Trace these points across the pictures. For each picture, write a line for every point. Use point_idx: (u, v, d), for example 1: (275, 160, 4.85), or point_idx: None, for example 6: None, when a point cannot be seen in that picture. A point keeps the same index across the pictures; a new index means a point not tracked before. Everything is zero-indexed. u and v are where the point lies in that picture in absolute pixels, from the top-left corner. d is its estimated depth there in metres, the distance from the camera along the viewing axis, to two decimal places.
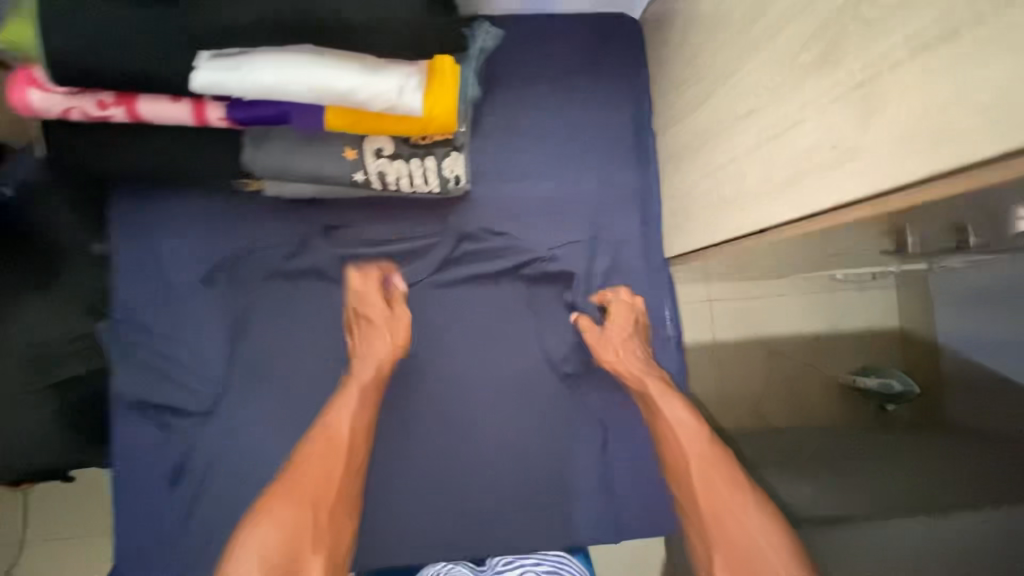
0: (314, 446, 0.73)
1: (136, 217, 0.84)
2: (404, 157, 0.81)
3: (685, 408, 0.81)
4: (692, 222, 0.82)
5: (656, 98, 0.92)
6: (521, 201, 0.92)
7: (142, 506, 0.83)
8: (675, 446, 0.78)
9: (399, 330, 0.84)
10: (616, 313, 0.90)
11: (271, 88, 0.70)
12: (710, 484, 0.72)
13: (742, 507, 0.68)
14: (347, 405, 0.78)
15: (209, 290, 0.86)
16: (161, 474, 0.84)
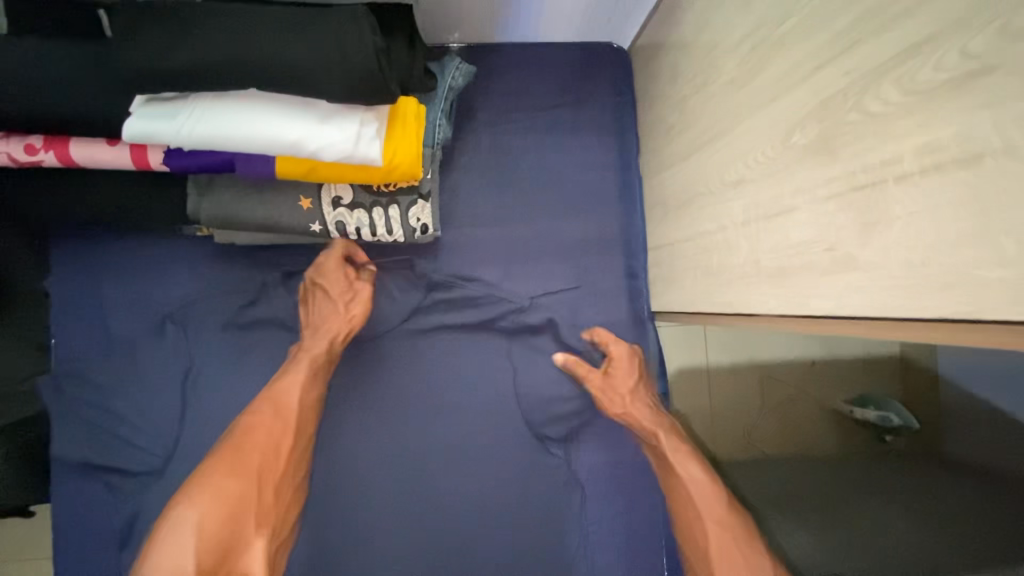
0: (256, 423, 0.68)
1: (81, 262, 0.79)
2: (365, 206, 0.75)
3: (700, 466, 0.75)
4: (677, 282, 0.75)
5: (644, 139, 0.86)
6: (496, 246, 0.85)
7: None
8: (690, 511, 0.72)
9: (351, 323, 0.78)
10: (618, 358, 0.83)
11: (211, 139, 0.63)
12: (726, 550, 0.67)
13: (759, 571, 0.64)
14: (297, 378, 0.72)
15: (155, 342, 0.79)
16: (98, 545, 0.76)
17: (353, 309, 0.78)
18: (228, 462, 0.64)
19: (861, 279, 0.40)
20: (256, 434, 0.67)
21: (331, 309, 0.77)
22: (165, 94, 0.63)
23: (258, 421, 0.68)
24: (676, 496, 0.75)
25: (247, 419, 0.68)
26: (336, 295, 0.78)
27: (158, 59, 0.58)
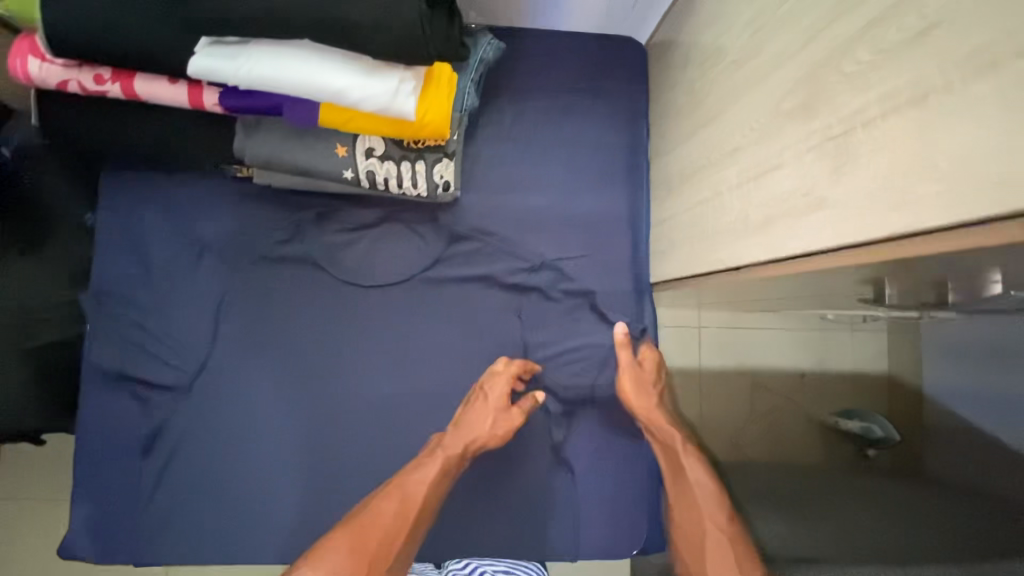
0: (389, 500, 0.74)
1: (124, 191, 0.85)
2: (394, 159, 0.81)
3: (708, 473, 0.80)
4: (675, 251, 0.81)
5: (653, 124, 0.93)
6: (510, 210, 0.91)
7: (98, 481, 0.82)
8: (693, 513, 0.78)
9: (510, 427, 0.84)
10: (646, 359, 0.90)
11: (266, 80, 0.70)
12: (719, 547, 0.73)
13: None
14: (434, 467, 0.78)
15: (189, 273, 0.86)
16: (120, 455, 0.83)
17: (507, 424, 0.84)
18: (361, 539, 0.70)
19: (830, 214, 0.46)
20: (381, 517, 0.72)
21: (644, 398, 0.86)
22: (227, 37, 0.69)
23: (387, 503, 0.74)
24: (686, 502, 0.80)
25: (381, 497, 0.75)
26: (489, 395, 0.84)
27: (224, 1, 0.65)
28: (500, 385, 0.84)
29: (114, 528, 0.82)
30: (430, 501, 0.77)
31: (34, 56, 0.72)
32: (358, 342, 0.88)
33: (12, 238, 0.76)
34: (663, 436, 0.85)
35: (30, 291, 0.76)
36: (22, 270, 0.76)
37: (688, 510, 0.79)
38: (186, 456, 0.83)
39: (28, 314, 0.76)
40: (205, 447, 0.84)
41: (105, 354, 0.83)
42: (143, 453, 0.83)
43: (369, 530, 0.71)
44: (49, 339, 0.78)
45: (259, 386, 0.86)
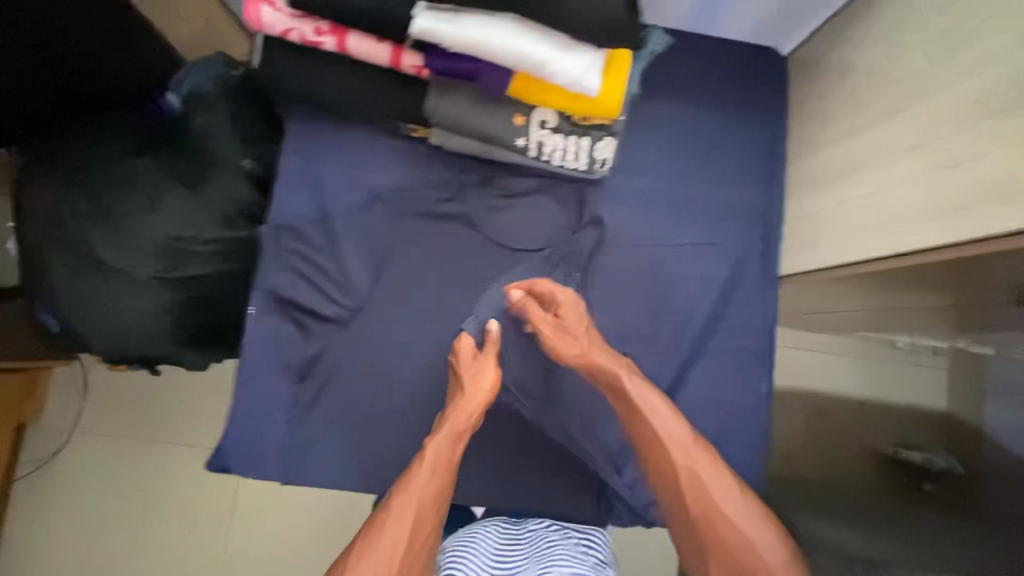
0: (399, 516, 0.76)
1: (307, 136, 0.93)
2: (563, 133, 0.88)
3: (678, 421, 0.84)
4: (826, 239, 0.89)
5: (794, 129, 0.99)
6: (651, 194, 0.98)
7: (261, 395, 0.91)
8: (660, 453, 0.84)
9: (480, 396, 0.85)
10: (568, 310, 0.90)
11: (476, 44, 0.77)
12: (695, 485, 0.80)
13: (729, 515, 0.78)
14: (421, 481, 0.78)
15: (357, 218, 0.94)
16: (283, 375, 0.92)
17: (484, 383, 0.86)
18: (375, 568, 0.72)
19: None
20: (392, 540, 0.74)
21: (572, 344, 0.89)
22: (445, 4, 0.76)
23: (397, 528, 0.75)
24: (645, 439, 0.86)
25: (388, 513, 0.76)
26: (470, 373, 0.86)
27: None
28: (483, 372, 0.87)
29: (270, 441, 0.90)
30: (428, 508, 0.78)
31: (265, 4, 0.79)
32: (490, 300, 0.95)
33: (187, 174, 1.08)
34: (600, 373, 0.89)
35: (180, 219, 1.07)
36: (183, 204, 1.07)
37: (655, 458, 0.85)
38: (339, 384, 0.91)
39: (184, 243, 1.07)
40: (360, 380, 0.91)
41: (281, 284, 0.92)
42: (303, 374, 0.92)
43: (383, 553, 0.73)
44: (198, 268, 1.09)
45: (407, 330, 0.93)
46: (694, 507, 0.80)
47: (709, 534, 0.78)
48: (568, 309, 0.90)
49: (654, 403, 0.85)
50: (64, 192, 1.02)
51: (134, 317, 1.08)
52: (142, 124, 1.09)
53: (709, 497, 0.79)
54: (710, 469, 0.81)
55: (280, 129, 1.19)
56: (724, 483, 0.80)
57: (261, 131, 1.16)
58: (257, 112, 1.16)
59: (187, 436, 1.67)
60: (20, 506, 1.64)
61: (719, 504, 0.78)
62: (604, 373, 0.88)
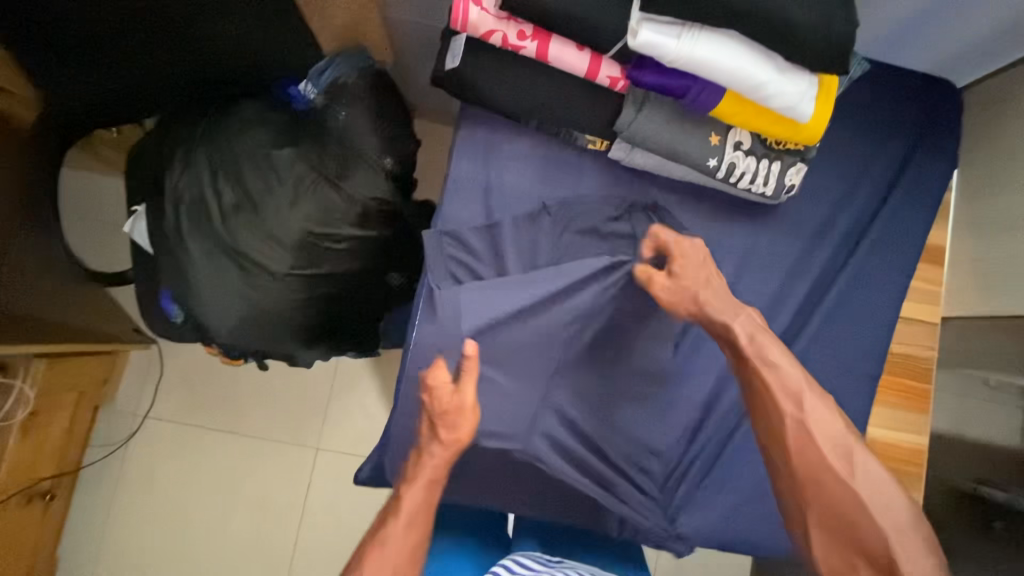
0: (374, 574, 0.69)
1: (483, 141, 0.90)
2: (756, 156, 0.85)
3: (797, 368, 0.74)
4: None
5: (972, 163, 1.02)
6: (822, 222, 0.96)
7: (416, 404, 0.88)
8: (768, 409, 0.74)
9: (456, 445, 0.79)
10: (688, 262, 0.83)
11: (700, 62, 0.73)
12: (809, 438, 0.71)
13: (842, 474, 0.69)
14: (398, 531, 0.72)
15: (527, 229, 0.89)
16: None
17: (457, 432, 0.79)
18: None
19: None
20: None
21: (697, 279, 0.82)
22: (670, 17, 0.71)
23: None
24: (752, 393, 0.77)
25: (361, 569, 0.69)
26: (447, 421, 0.79)
27: None
28: (451, 419, 0.79)
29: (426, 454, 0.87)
30: (406, 555, 0.71)
31: (474, 3, 0.76)
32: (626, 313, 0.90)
33: (329, 165, 1.03)
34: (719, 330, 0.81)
35: (316, 213, 1.02)
36: (320, 197, 1.02)
37: (765, 421, 0.75)
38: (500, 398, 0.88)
39: (319, 238, 1.03)
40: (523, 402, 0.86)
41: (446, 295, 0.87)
42: None
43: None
44: (332, 264, 1.06)
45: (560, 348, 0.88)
46: (802, 465, 0.71)
47: (816, 493, 0.70)
48: (696, 258, 0.83)
49: (774, 360, 0.75)
50: (209, 179, 1.00)
51: (259, 307, 1.03)
52: (285, 117, 1.06)
53: (820, 458, 0.70)
54: (836, 433, 0.70)
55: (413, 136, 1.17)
56: (838, 449, 0.70)
57: (401, 135, 1.13)
58: (395, 113, 1.14)
59: (263, 428, 1.63)
60: (87, 492, 1.57)
61: (832, 464, 0.69)
62: (722, 321, 0.80)
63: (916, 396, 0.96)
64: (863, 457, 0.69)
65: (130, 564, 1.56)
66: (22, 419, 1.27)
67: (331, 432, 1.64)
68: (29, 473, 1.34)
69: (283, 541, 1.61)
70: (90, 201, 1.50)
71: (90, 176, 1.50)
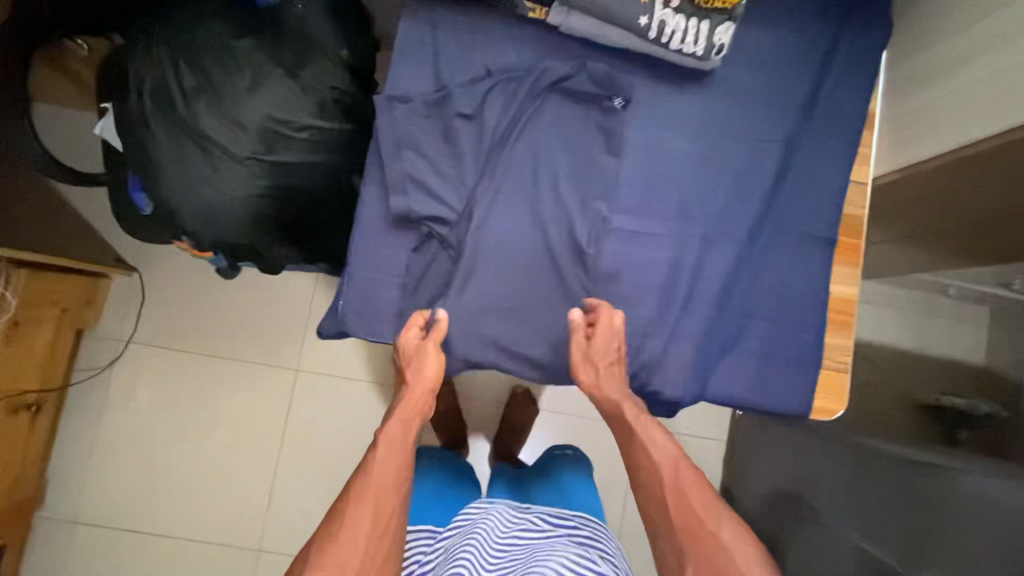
0: (362, 508, 0.74)
1: (429, 12, 0.94)
2: (685, 15, 0.88)
3: (667, 434, 0.82)
4: (954, 124, 0.94)
5: (906, 33, 1.04)
6: (760, 86, 0.97)
7: (374, 259, 0.93)
8: (653, 468, 0.79)
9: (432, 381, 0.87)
10: (604, 335, 0.87)
11: None
12: (685, 501, 0.76)
13: (712, 528, 0.73)
14: (390, 467, 0.79)
15: (476, 94, 0.91)
16: (401, 244, 0.93)
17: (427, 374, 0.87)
18: (348, 551, 0.71)
19: None
20: (358, 526, 0.73)
21: (595, 369, 0.87)
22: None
23: (361, 512, 0.74)
24: (642, 457, 0.81)
25: (351, 507, 0.75)
26: (419, 362, 0.87)
27: None
28: (430, 364, 0.87)
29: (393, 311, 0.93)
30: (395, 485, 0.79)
31: None
32: (570, 167, 0.94)
33: (288, 58, 1.08)
34: (611, 408, 0.86)
35: (276, 101, 1.06)
36: (280, 86, 1.06)
37: (648, 476, 0.79)
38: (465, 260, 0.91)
39: (280, 127, 1.07)
40: (482, 251, 0.91)
41: (406, 159, 0.90)
42: (422, 246, 0.93)
43: (346, 540, 0.72)
44: (291, 156, 1.09)
45: (511, 192, 0.92)
46: (677, 515, 0.75)
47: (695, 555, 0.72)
48: (602, 347, 0.86)
49: (654, 437, 0.81)
50: (171, 66, 1.04)
51: (226, 194, 1.07)
52: (244, 10, 1.09)
53: (703, 521, 0.74)
54: (706, 495, 0.76)
55: (370, 40, 1.24)
56: (713, 506, 0.75)
57: (359, 36, 1.19)
58: (352, 14, 1.19)
59: (244, 352, 1.68)
60: (74, 415, 1.63)
61: (703, 515, 0.74)
62: (611, 400, 0.86)
63: (845, 249, 0.97)
64: (725, 517, 0.75)
65: (121, 483, 1.63)
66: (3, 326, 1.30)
67: (310, 354, 1.69)
68: (11, 383, 1.38)
69: (268, 460, 1.66)
70: (73, 137, 1.55)
71: (78, 116, 1.56)
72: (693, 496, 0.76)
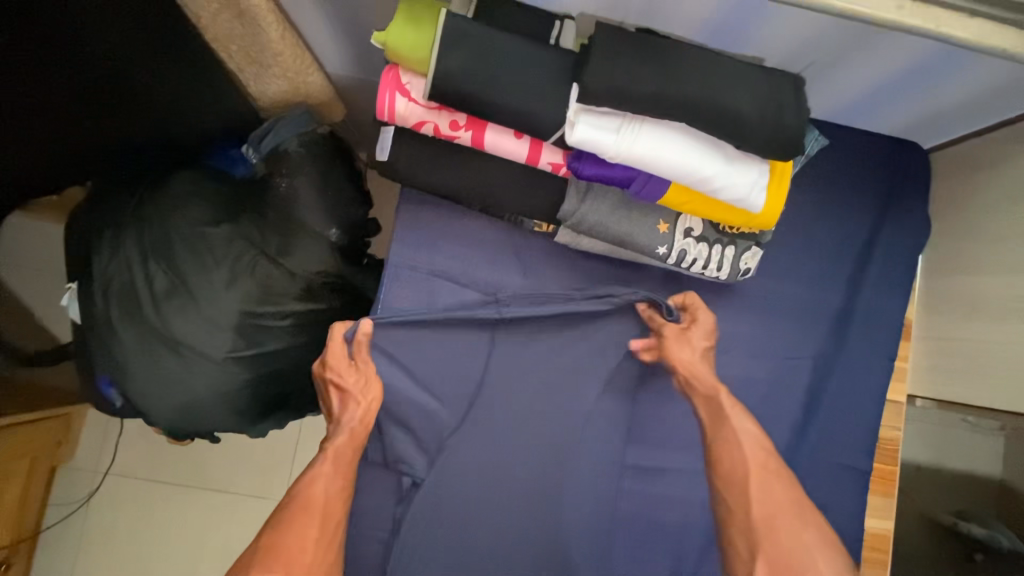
0: (305, 521, 0.71)
1: (425, 226, 0.86)
2: (708, 241, 0.81)
3: (754, 423, 0.77)
4: None
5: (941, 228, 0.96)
6: (785, 297, 0.90)
7: (360, 508, 0.83)
8: (737, 459, 0.75)
9: (372, 399, 0.80)
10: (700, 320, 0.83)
11: (643, 158, 0.69)
12: (769, 493, 0.72)
13: (800, 531, 0.70)
14: (321, 479, 0.74)
15: (476, 325, 0.85)
16: (385, 492, 0.83)
17: (371, 387, 0.80)
18: (291, 552, 0.68)
19: None
20: (299, 534, 0.70)
21: (691, 351, 0.81)
22: (608, 108, 0.68)
23: (302, 520, 0.71)
24: (724, 439, 0.77)
25: (290, 522, 0.70)
26: (356, 378, 0.79)
27: (626, 89, 0.65)
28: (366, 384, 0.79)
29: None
30: (330, 502, 0.74)
31: (401, 93, 0.72)
32: (578, 398, 0.86)
33: (270, 242, 0.99)
34: (701, 388, 0.81)
35: (255, 292, 0.97)
36: (257, 277, 0.97)
37: (733, 465, 0.75)
38: (460, 511, 0.82)
39: (260, 318, 0.98)
40: (483, 500, 0.83)
41: (399, 398, 0.82)
42: (407, 496, 0.83)
43: (294, 552, 0.68)
44: (273, 345, 1.01)
45: (515, 432, 0.84)
46: (759, 509, 0.71)
47: (768, 540, 0.70)
48: (700, 333, 0.82)
49: (743, 423, 0.77)
50: (140, 263, 0.95)
51: (203, 391, 0.98)
52: (222, 188, 1.01)
53: (787, 518, 0.71)
54: (793, 492, 0.72)
55: (365, 194, 1.14)
56: (801, 510, 0.71)
57: (352, 197, 1.09)
58: (346, 173, 1.09)
59: (228, 483, 1.59)
60: (47, 559, 1.53)
61: (791, 513, 0.71)
62: (705, 378, 0.80)
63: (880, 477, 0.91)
64: (813, 538, 0.70)
65: None
66: None
67: None
68: None
69: None
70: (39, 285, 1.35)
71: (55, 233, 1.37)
72: (781, 497, 0.72)
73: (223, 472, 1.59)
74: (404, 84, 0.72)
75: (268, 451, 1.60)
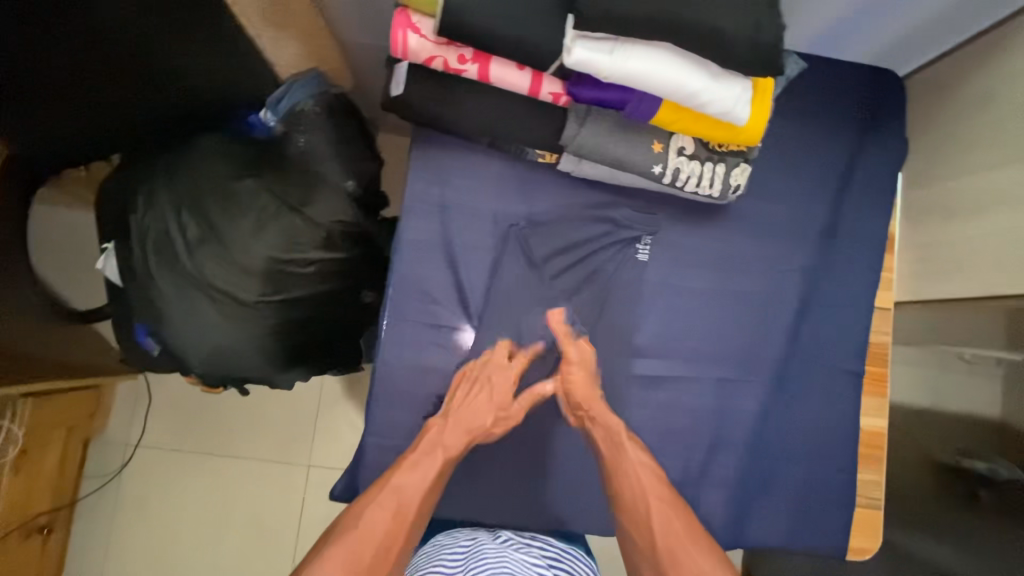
0: (388, 502, 0.72)
1: (437, 163, 0.93)
2: (699, 159, 0.88)
3: (649, 455, 0.82)
4: None
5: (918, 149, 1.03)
6: (775, 216, 0.96)
7: (387, 423, 0.90)
8: (636, 490, 0.78)
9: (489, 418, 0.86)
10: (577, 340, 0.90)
11: (636, 77, 0.76)
12: (668, 526, 0.74)
13: (696, 558, 0.71)
14: (426, 472, 0.77)
15: (488, 250, 0.92)
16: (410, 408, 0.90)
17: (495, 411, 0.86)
18: (373, 536, 0.69)
19: None
20: (384, 517, 0.71)
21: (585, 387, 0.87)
22: (602, 33, 0.74)
23: (390, 504, 0.72)
24: (624, 474, 0.80)
25: (376, 501, 0.72)
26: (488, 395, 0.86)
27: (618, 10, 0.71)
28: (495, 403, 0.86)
29: None
30: (424, 498, 0.75)
31: (412, 30, 0.79)
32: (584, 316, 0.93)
33: (293, 194, 1.05)
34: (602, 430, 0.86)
35: (281, 240, 1.03)
36: (282, 226, 1.03)
37: (633, 495, 0.78)
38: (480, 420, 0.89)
39: (286, 265, 1.05)
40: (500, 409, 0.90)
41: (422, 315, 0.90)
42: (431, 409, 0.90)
43: (378, 539, 0.69)
44: (299, 291, 1.07)
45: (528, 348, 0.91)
46: (661, 539, 0.73)
47: (676, 561, 0.71)
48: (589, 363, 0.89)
49: (638, 455, 0.82)
50: (174, 215, 1.02)
51: (238, 335, 1.05)
52: (246, 146, 1.08)
53: (687, 545, 0.72)
54: (687, 521, 0.75)
55: (375, 151, 1.22)
56: (698, 536, 0.73)
57: (363, 153, 1.16)
58: (355, 131, 1.17)
59: (254, 450, 1.65)
60: (84, 530, 1.59)
61: (688, 538, 0.72)
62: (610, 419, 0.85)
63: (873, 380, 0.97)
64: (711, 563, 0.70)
65: None
66: (13, 458, 1.30)
67: (324, 449, 1.66)
68: (22, 510, 1.38)
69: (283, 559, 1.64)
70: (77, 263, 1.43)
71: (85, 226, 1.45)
72: (679, 527, 0.74)
73: (248, 439, 1.65)
74: (415, 23, 0.79)
75: (290, 417, 1.67)
